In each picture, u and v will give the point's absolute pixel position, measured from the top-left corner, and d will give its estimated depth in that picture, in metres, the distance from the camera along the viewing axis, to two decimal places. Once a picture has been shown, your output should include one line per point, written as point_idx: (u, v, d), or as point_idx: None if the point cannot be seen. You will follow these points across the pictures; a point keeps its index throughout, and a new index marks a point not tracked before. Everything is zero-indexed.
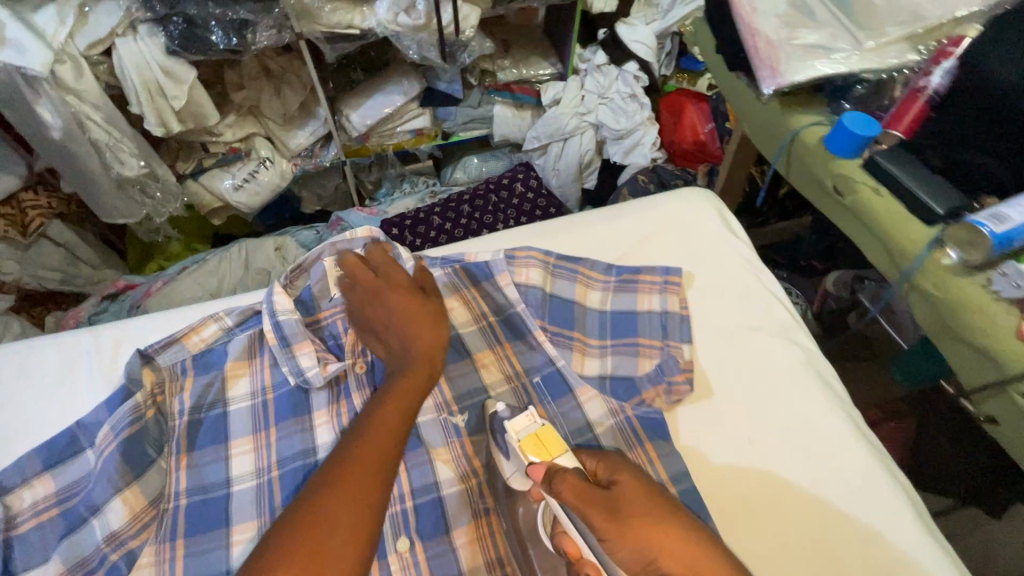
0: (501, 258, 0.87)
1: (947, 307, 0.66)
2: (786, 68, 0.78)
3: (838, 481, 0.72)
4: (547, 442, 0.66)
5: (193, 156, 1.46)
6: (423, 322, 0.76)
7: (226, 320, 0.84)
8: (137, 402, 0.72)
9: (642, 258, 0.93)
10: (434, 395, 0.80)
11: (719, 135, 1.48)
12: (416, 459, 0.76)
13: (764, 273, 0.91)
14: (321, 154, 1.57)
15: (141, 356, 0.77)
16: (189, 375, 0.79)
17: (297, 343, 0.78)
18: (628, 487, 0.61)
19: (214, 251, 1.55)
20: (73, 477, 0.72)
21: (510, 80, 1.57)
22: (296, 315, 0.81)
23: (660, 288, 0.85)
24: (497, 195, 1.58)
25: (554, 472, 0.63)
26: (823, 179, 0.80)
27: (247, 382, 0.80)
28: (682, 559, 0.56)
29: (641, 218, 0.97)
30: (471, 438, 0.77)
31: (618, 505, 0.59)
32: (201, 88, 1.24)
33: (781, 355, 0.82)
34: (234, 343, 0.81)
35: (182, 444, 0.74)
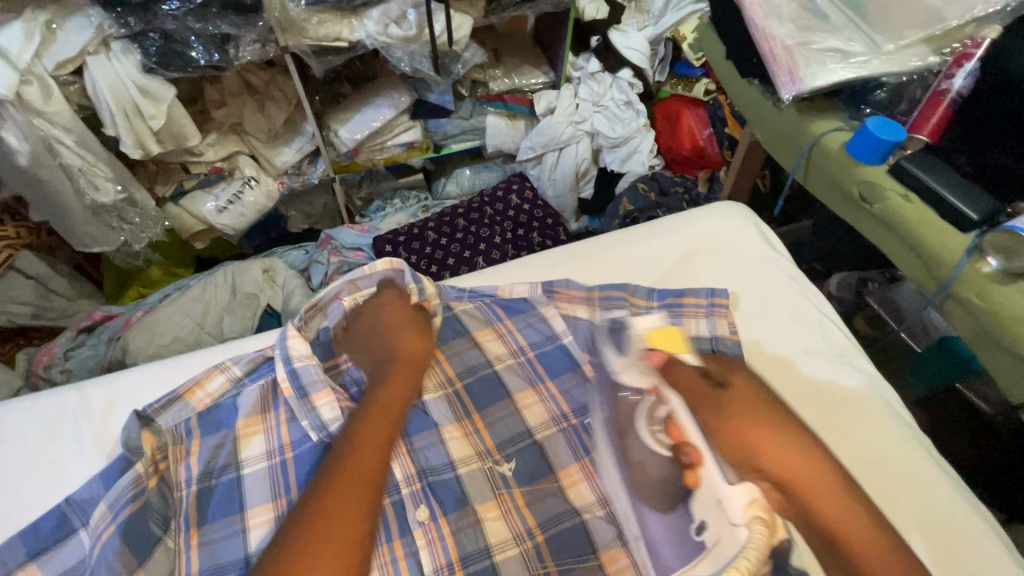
0: (543, 293, 0.88)
1: (992, 318, 0.64)
2: (806, 73, 0.76)
3: (923, 514, 0.69)
4: (671, 337, 0.70)
5: (172, 177, 1.38)
6: (404, 338, 0.77)
7: (233, 370, 0.78)
8: (137, 473, 0.66)
9: (685, 282, 0.89)
10: (474, 444, 0.77)
11: (717, 140, 1.46)
12: (464, 520, 0.70)
13: (812, 293, 0.88)
14: (309, 171, 1.50)
15: (140, 418, 0.71)
16: (195, 437, 0.73)
17: (317, 393, 0.72)
18: (740, 386, 0.63)
19: (199, 276, 1.49)
20: (67, 564, 0.65)
21: (501, 91, 1.53)
22: (312, 360, 0.74)
23: (706, 312, 0.81)
24: (492, 208, 1.54)
25: (671, 361, 0.66)
26: (847, 187, 0.77)
27: (261, 440, 0.73)
28: (788, 450, 0.58)
29: (676, 237, 0.94)
30: (520, 488, 0.74)
31: (726, 399, 0.61)
32: (180, 107, 1.17)
33: (844, 382, 0.79)
34: (247, 397, 0.76)
35: (192, 518, 0.68)
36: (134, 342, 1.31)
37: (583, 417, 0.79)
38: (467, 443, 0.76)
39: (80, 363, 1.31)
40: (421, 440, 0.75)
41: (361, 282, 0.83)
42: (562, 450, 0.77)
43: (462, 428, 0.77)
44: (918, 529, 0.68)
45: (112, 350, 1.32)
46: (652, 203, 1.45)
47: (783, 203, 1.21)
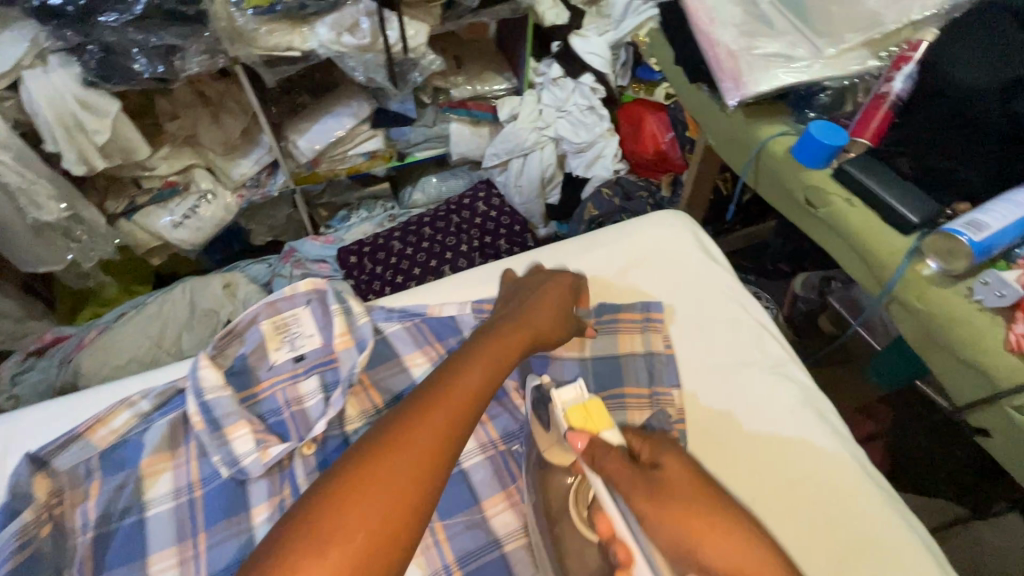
0: (468, 313, 0.84)
1: (934, 320, 0.65)
2: (750, 79, 0.76)
3: (855, 531, 0.68)
4: (593, 416, 0.60)
5: (123, 194, 1.34)
6: (538, 303, 0.75)
7: (141, 405, 0.75)
8: (23, 522, 0.60)
9: (620, 294, 0.89)
10: None
11: (679, 144, 1.46)
12: None
13: (748, 303, 0.88)
14: (269, 182, 1.47)
15: (32, 461, 0.67)
16: (95, 479, 0.69)
17: (231, 425, 0.70)
18: (677, 473, 0.56)
19: (156, 293, 1.44)
20: None
21: (464, 97, 1.52)
22: (226, 391, 0.73)
23: (643, 326, 0.83)
24: (459, 216, 1.52)
25: (600, 448, 0.57)
26: (794, 192, 0.78)
27: (169, 478, 0.71)
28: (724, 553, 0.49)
29: (613, 248, 0.94)
30: (441, 521, 0.72)
31: (663, 488, 0.53)
32: (126, 121, 1.14)
33: (778, 394, 0.78)
34: (152, 432, 0.73)
35: (87, 567, 0.64)
36: (85, 364, 1.27)
37: (510, 444, 0.78)
38: None
39: (28, 388, 1.25)
40: None
41: (280, 304, 0.81)
42: (489, 480, 0.75)
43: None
44: (849, 546, 0.67)
45: (63, 373, 1.27)
46: (615, 208, 1.45)
47: (737, 205, 1.24)
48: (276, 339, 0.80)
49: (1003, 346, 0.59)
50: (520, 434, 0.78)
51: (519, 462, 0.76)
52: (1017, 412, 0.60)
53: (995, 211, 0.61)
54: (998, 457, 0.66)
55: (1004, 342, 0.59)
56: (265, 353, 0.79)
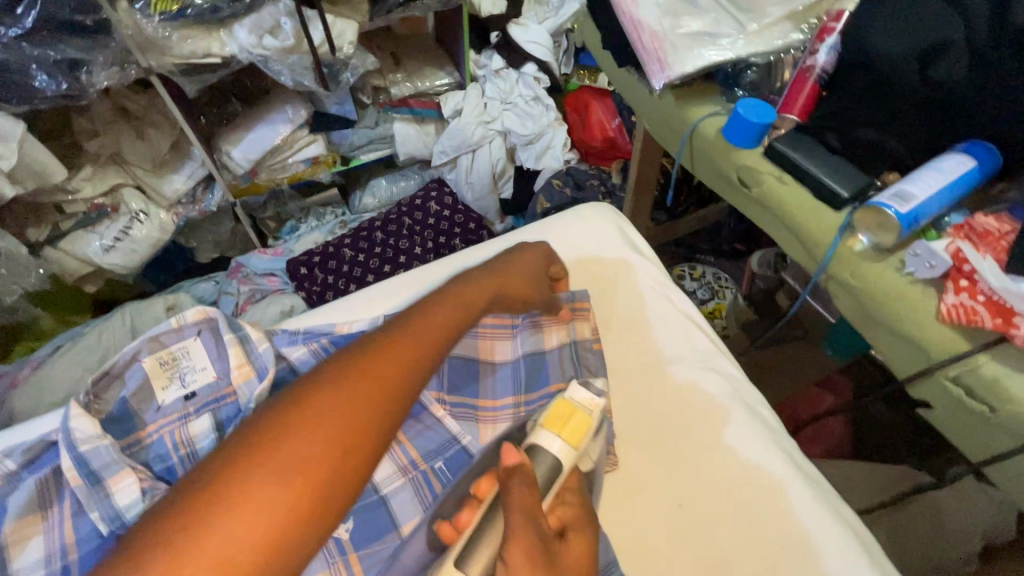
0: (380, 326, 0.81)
1: (867, 297, 0.65)
2: (674, 60, 0.74)
3: (781, 528, 0.66)
4: (572, 422, 0.61)
5: (46, 220, 1.26)
6: (519, 262, 0.77)
7: (6, 464, 0.68)
8: None
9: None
10: None
11: (627, 130, 1.44)
12: None
13: (676, 297, 0.86)
14: (205, 198, 1.40)
15: None
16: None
17: (112, 476, 0.63)
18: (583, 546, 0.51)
19: (93, 322, 1.36)
20: None
21: (405, 95, 1.47)
22: (106, 439, 0.66)
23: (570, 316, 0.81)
24: (412, 217, 1.48)
25: (511, 479, 0.53)
26: (727, 172, 0.76)
27: (39, 543, 0.63)
28: None
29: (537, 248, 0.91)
30: (357, 552, 0.65)
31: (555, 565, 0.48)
32: (35, 143, 1.06)
33: (703, 387, 0.77)
34: (18, 494, 0.64)
35: None
36: (19, 403, 1.19)
37: (432, 462, 0.72)
38: None
39: None
40: None
41: (166, 338, 0.76)
42: (408, 502, 0.70)
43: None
44: (776, 546, 0.66)
45: None
46: (568, 199, 1.42)
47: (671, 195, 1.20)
48: (161, 374, 0.75)
49: (935, 317, 0.59)
50: (446, 449, 0.74)
51: (439, 478, 0.71)
52: (952, 385, 0.60)
53: (920, 181, 0.60)
54: (939, 427, 0.66)
55: (935, 313, 0.59)
56: (151, 391, 0.74)
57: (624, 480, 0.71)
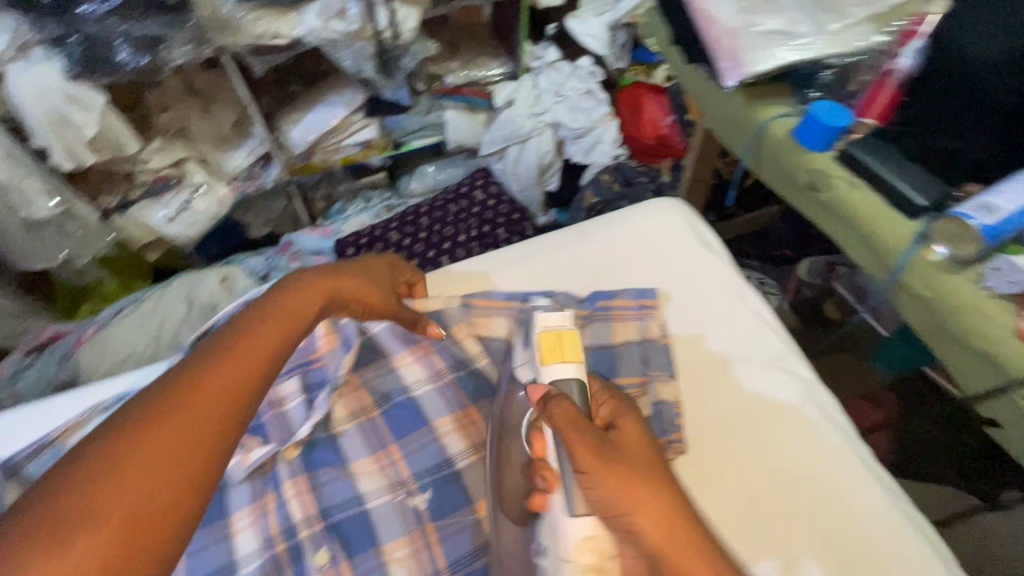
0: (457, 306, 0.81)
1: (941, 307, 0.63)
2: (750, 58, 0.73)
3: (853, 533, 0.67)
4: (562, 344, 0.64)
5: (117, 188, 1.33)
6: (359, 272, 0.74)
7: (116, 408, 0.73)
8: None
9: (613, 283, 0.87)
10: (387, 475, 0.72)
11: (680, 127, 1.43)
12: (366, 563, 0.67)
13: (750, 295, 0.86)
14: (262, 175, 1.44)
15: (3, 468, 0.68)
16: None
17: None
18: (631, 430, 0.60)
19: (154, 288, 1.43)
20: None
21: (459, 84, 1.50)
22: None
23: (637, 314, 0.80)
24: (457, 204, 1.49)
25: (550, 397, 0.59)
26: (796, 176, 0.76)
27: None
28: (654, 518, 0.53)
29: (604, 242, 0.91)
30: (433, 522, 0.70)
31: (618, 449, 0.57)
32: (113, 114, 1.12)
33: (780, 387, 0.77)
34: None
35: None
36: (86, 359, 1.26)
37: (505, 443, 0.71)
38: (380, 476, 0.72)
39: (29, 387, 1.24)
40: (327, 474, 0.72)
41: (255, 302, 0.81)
42: (480, 480, 0.72)
43: (376, 460, 0.73)
44: (849, 550, 0.66)
45: (63, 369, 1.27)
46: (616, 195, 1.41)
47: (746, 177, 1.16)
48: None
49: (1013, 335, 0.58)
50: None
51: None
52: None
53: (1007, 192, 0.58)
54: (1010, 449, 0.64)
55: (1013, 331, 0.58)
56: None
57: (696, 473, 0.71)
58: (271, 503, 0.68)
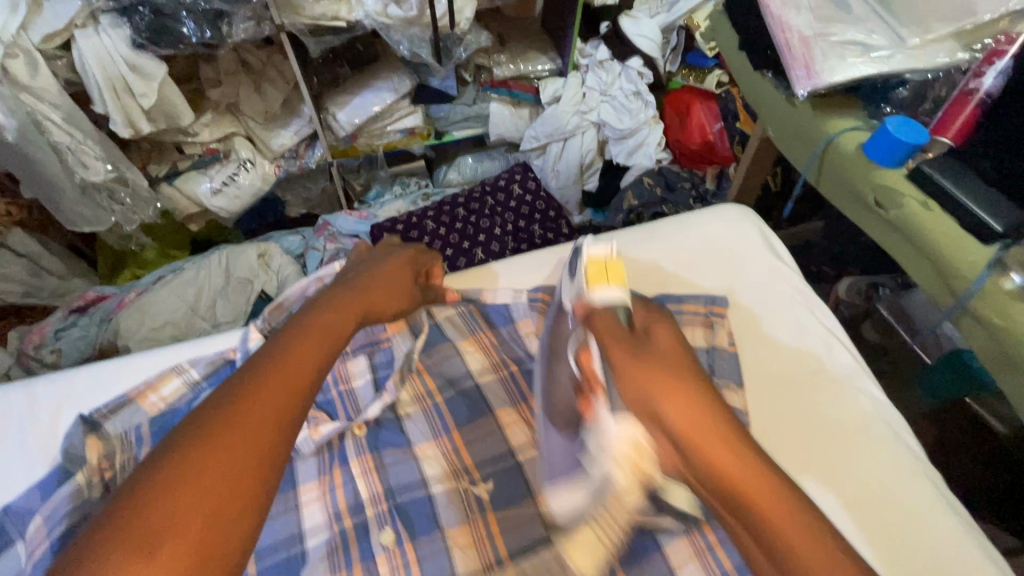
0: (524, 301, 0.86)
1: (1006, 334, 0.63)
2: (824, 68, 0.73)
3: (926, 554, 0.66)
4: (610, 273, 0.65)
5: (166, 158, 1.36)
6: (379, 280, 0.73)
7: (191, 372, 0.78)
8: (75, 484, 0.66)
9: (681, 285, 0.88)
10: (450, 462, 0.73)
11: (728, 135, 1.41)
12: (431, 546, 0.66)
13: (820, 309, 0.86)
14: (306, 154, 1.47)
15: (86, 424, 0.72)
16: (147, 447, 0.72)
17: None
18: (667, 341, 0.58)
19: (193, 259, 1.46)
20: None
21: (507, 77, 1.48)
22: None
23: (705, 318, 0.80)
24: (494, 198, 1.49)
25: (592, 310, 0.61)
26: (863, 193, 0.76)
27: None
28: (685, 414, 0.51)
29: (672, 245, 0.91)
30: (496, 514, 0.69)
31: (646, 349, 0.55)
32: (171, 85, 1.14)
33: (850, 406, 0.76)
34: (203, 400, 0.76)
35: None
36: (123, 323, 1.28)
37: None
38: (442, 460, 0.73)
39: (70, 345, 1.28)
40: (391, 457, 0.73)
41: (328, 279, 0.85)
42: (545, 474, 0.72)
43: (438, 446, 0.74)
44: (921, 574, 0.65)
45: (103, 332, 1.30)
46: (657, 198, 1.40)
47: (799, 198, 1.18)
48: None
49: None
50: None
51: None
52: None
53: None
54: None
55: None
56: None
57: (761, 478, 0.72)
58: (337, 479, 0.71)
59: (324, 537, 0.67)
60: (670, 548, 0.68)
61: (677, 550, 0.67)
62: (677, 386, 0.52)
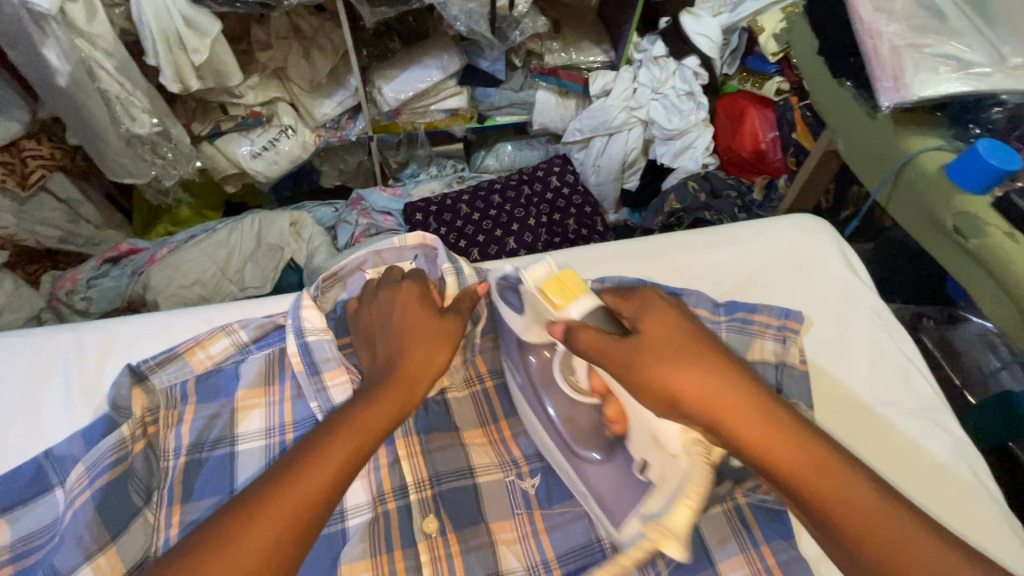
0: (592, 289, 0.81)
1: None
2: (912, 81, 0.81)
3: None
4: (568, 283, 0.63)
5: (210, 117, 1.34)
6: (420, 350, 0.64)
7: (240, 334, 0.78)
8: (122, 435, 0.66)
9: (757, 295, 0.87)
10: (501, 454, 0.76)
11: (781, 145, 1.38)
12: (477, 540, 0.69)
13: (900, 336, 0.84)
14: (348, 126, 1.45)
15: (133, 374, 0.72)
16: (190, 403, 0.73)
17: (329, 370, 0.72)
18: (656, 328, 0.59)
19: (226, 221, 1.45)
20: (37, 523, 0.66)
21: (557, 65, 1.43)
22: (326, 335, 0.73)
23: (776, 331, 0.78)
24: (531, 188, 1.45)
25: (569, 329, 0.61)
26: (943, 218, 0.83)
27: (260, 415, 0.73)
28: (717, 397, 0.55)
29: (744, 253, 0.91)
30: (541, 510, 0.72)
31: (640, 349, 0.58)
32: (224, 44, 1.13)
33: (928, 441, 0.76)
34: (249, 365, 0.76)
35: (176, 494, 0.67)
36: (155, 278, 1.29)
37: None
38: (489, 452, 0.76)
39: (100, 293, 1.30)
40: (434, 440, 0.75)
41: (386, 254, 0.81)
42: None
43: (485, 435, 0.78)
44: None
45: (133, 284, 1.31)
46: (701, 204, 1.37)
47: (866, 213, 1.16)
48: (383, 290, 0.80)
49: None
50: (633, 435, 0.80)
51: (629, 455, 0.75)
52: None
53: None
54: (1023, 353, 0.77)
55: None
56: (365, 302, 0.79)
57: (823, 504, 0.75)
58: (382, 459, 0.71)
59: (367, 518, 0.68)
60: (724, 562, 0.68)
61: (731, 566, 0.68)
62: (692, 364, 0.56)
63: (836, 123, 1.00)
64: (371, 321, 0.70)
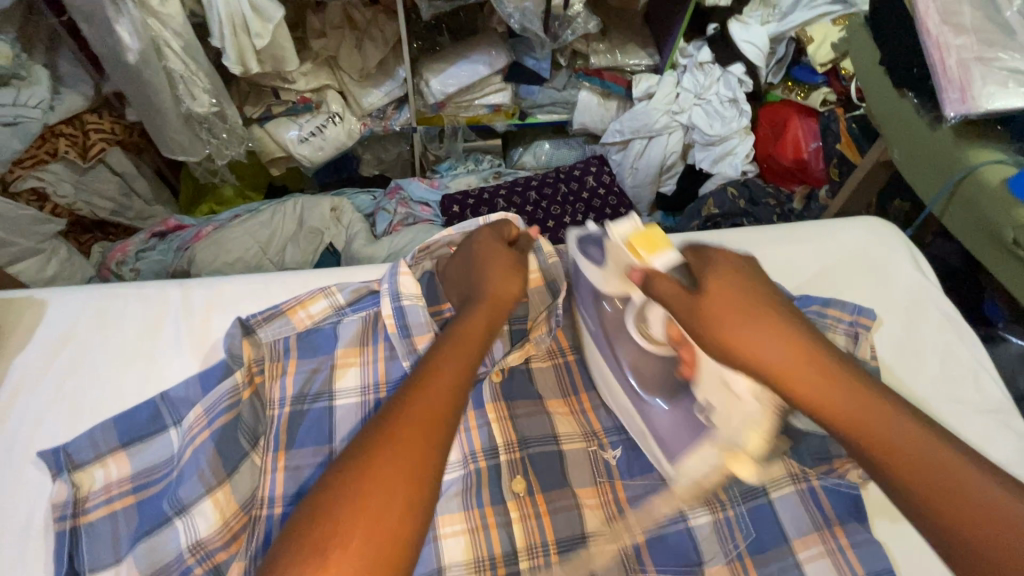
0: None
1: None
2: (978, 94, 0.85)
3: None
4: (654, 238, 0.63)
5: (262, 100, 1.37)
6: (499, 280, 0.72)
7: (337, 297, 0.82)
8: (235, 382, 0.71)
9: (830, 287, 0.89)
10: (582, 425, 0.80)
11: (823, 155, 1.41)
12: (563, 502, 0.72)
13: (970, 338, 0.85)
14: (393, 116, 1.49)
15: (243, 327, 0.76)
16: (293, 357, 0.76)
17: (420, 335, 0.76)
18: (724, 283, 0.59)
19: (269, 202, 1.48)
20: (150, 461, 0.72)
21: (602, 67, 1.44)
22: (419, 301, 0.78)
23: (848, 326, 0.79)
24: (567, 186, 1.46)
25: (650, 278, 0.62)
26: (1004, 231, 0.86)
27: (356, 373, 0.77)
28: (779, 347, 0.56)
29: (823, 248, 0.93)
30: (622, 480, 0.76)
31: (708, 306, 0.58)
32: (285, 28, 1.17)
33: (1001, 440, 0.77)
34: (346, 326, 0.80)
35: (282, 441, 0.71)
36: (201, 254, 1.32)
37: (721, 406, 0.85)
38: (572, 421, 0.80)
39: (147, 267, 1.34)
40: (520, 406, 0.79)
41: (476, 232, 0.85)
42: None
43: (567, 405, 0.81)
44: None
45: (179, 259, 1.34)
46: (739, 210, 1.39)
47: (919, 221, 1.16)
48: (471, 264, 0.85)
49: None
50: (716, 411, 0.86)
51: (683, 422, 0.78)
52: None
53: None
54: None
55: None
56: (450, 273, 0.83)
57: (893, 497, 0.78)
58: (471, 421, 0.75)
59: (460, 475, 0.72)
60: (797, 537, 0.71)
61: (806, 543, 0.71)
62: (755, 321, 0.57)
63: (894, 133, 1.04)
64: (457, 267, 0.79)
